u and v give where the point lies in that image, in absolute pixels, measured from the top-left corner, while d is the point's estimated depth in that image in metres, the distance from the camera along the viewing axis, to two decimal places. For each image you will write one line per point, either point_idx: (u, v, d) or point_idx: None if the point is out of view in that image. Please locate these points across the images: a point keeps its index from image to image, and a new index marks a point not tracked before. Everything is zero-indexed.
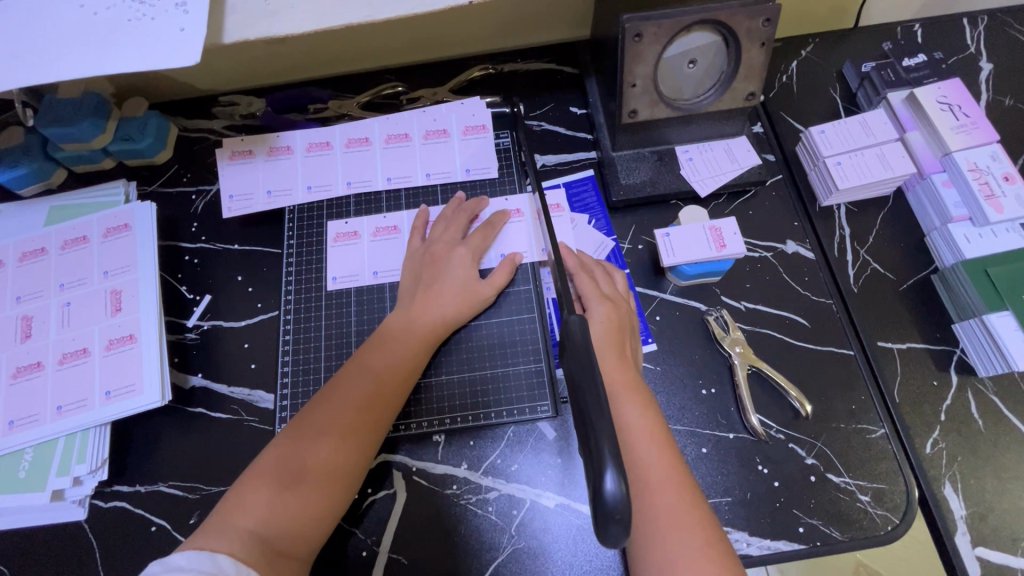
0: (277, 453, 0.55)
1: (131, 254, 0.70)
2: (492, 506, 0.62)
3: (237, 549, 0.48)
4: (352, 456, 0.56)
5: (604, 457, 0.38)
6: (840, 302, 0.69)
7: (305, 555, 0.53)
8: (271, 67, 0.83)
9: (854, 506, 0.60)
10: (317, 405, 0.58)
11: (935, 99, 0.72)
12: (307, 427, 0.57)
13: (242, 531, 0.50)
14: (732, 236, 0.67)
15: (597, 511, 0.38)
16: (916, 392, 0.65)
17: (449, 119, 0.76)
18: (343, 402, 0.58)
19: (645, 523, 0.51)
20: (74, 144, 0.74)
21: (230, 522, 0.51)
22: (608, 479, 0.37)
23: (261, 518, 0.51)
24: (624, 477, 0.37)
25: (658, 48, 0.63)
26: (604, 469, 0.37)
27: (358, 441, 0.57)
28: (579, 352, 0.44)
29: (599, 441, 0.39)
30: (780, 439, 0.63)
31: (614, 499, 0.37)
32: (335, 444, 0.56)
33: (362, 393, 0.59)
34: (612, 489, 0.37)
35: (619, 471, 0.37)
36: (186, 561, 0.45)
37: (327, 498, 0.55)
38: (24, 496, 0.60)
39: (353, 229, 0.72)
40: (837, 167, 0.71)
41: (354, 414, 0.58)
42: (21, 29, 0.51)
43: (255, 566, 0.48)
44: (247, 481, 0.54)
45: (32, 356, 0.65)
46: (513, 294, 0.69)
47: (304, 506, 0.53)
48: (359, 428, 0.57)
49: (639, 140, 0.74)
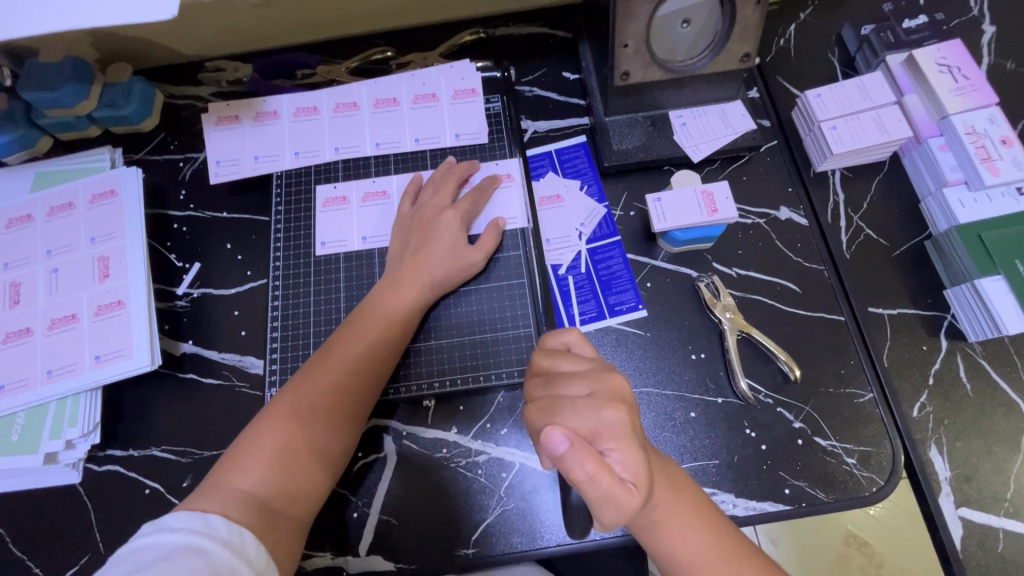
0: (267, 421, 0.55)
1: (118, 220, 0.69)
2: (482, 469, 0.62)
3: (232, 511, 0.49)
4: (345, 416, 0.57)
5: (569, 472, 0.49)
6: (832, 268, 0.69)
7: (302, 517, 0.53)
8: (257, 30, 0.82)
9: (840, 469, 0.61)
10: (306, 372, 0.58)
11: (935, 61, 0.71)
12: (302, 388, 0.57)
13: (237, 492, 0.51)
14: (723, 200, 0.66)
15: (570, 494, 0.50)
16: (906, 357, 0.65)
17: (438, 83, 0.74)
18: (335, 365, 0.58)
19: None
20: (57, 110, 0.74)
21: (225, 486, 0.51)
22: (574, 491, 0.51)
23: (256, 481, 0.52)
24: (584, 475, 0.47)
25: (650, 5, 0.61)
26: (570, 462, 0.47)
27: (350, 403, 0.57)
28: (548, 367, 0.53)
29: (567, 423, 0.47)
30: (768, 404, 0.63)
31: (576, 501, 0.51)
32: (330, 407, 0.56)
33: (354, 355, 0.59)
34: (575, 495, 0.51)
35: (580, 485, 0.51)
36: (177, 521, 0.46)
37: (322, 459, 0.55)
38: (17, 459, 0.61)
39: (344, 194, 0.71)
40: (832, 131, 0.70)
41: (346, 375, 0.58)
42: None
43: (249, 525, 0.49)
44: (241, 444, 0.54)
45: (20, 322, 0.65)
46: (502, 261, 0.68)
47: (299, 465, 0.54)
48: (352, 390, 0.58)
49: (631, 105, 0.72)
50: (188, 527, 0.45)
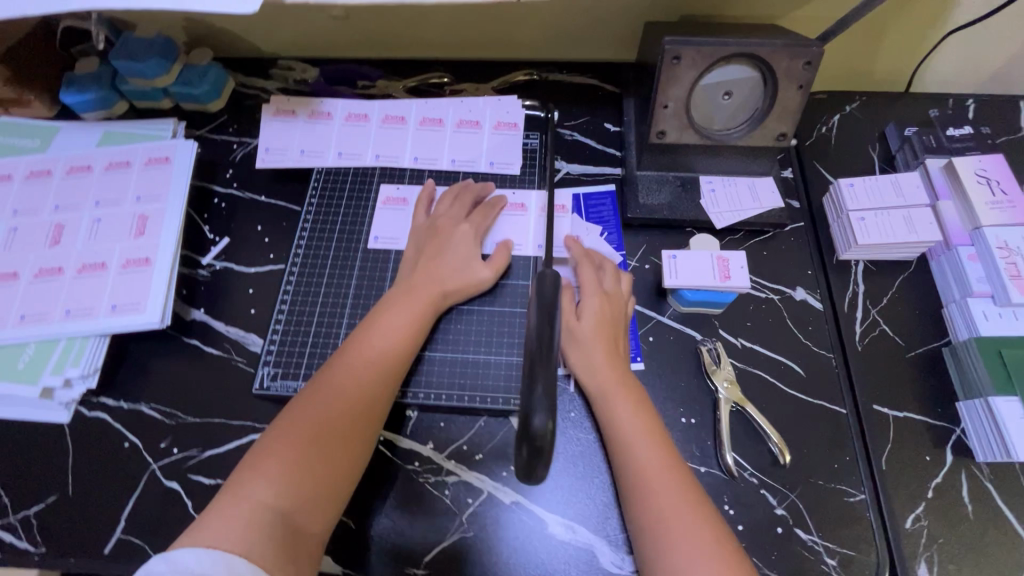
0: (287, 430, 0.54)
1: (165, 185, 0.73)
2: (449, 490, 0.62)
3: (253, 536, 0.48)
4: (362, 425, 0.57)
5: (538, 399, 0.43)
6: (841, 358, 0.67)
7: (321, 534, 0.53)
8: (332, 40, 0.88)
9: (817, 567, 0.57)
10: (324, 378, 0.58)
11: (974, 171, 0.70)
12: (320, 397, 0.57)
13: (251, 508, 0.50)
14: (738, 269, 0.66)
15: (533, 455, 0.42)
16: (906, 464, 0.62)
17: (484, 112, 0.76)
18: (351, 369, 0.59)
19: (651, 531, 0.52)
20: (139, 80, 0.82)
21: (240, 503, 0.50)
22: (537, 417, 0.42)
23: (274, 497, 0.51)
24: (551, 415, 0.43)
25: (694, 73, 0.64)
26: (534, 409, 0.42)
27: (370, 413, 0.57)
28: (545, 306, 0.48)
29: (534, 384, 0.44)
30: (753, 484, 0.61)
31: (539, 431, 0.42)
32: (346, 417, 0.56)
33: (370, 362, 0.59)
34: (538, 423, 0.42)
35: (547, 410, 0.42)
36: (191, 564, 0.45)
37: (336, 475, 0.54)
38: (16, 388, 0.62)
39: (404, 197, 0.74)
40: (859, 222, 0.69)
41: (364, 380, 0.58)
42: None
43: (270, 552, 0.48)
44: (257, 454, 0.53)
45: (55, 260, 0.68)
46: (508, 287, 0.69)
47: (315, 480, 0.53)
48: (372, 399, 0.58)
49: (664, 163, 0.74)
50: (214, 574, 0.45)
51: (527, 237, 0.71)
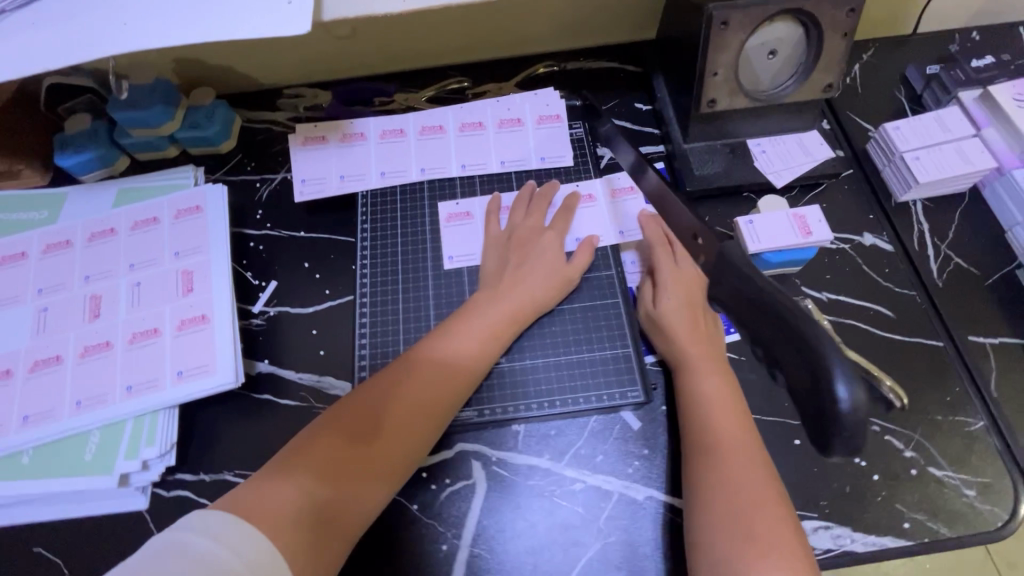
0: (344, 415, 0.53)
1: (203, 235, 0.67)
2: (578, 498, 0.59)
3: (284, 515, 0.46)
4: (417, 430, 0.54)
5: (836, 368, 0.39)
6: (924, 294, 0.68)
7: (350, 534, 0.49)
8: (340, 60, 0.85)
9: (960, 502, 0.57)
10: (391, 372, 0.57)
11: (1012, 97, 0.71)
12: (378, 395, 0.54)
13: (292, 486, 0.48)
14: (817, 223, 0.65)
15: (832, 425, 0.40)
16: (1013, 384, 0.63)
17: (523, 109, 0.74)
18: (421, 368, 0.57)
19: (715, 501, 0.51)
20: (142, 129, 0.75)
21: (285, 480, 0.48)
22: (841, 391, 0.39)
23: (318, 481, 0.49)
24: (853, 384, 0.39)
25: (743, 36, 0.64)
26: (837, 384, 0.39)
27: (426, 419, 0.55)
28: (733, 271, 0.45)
29: (824, 357, 0.40)
30: (876, 432, 0.60)
31: (850, 405, 0.39)
32: (397, 426, 0.53)
33: (439, 364, 0.57)
34: (846, 397, 0.39)
35: (850, 381, 0.39)
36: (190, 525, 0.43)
37: (372, 480, 0.51)
38: (90, 480, 0.57)
39: (466, 210, 0.70)
40: (914, 160, 0.71)
41: (420, 391, 0.55)
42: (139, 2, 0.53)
43: (296, 536, 0.45)
44: (297, 448, 0.51)
45: (100, 335, 0.62)
46: (594, 280, 0.66)
47: (348, 480, 0.50)
48: (424, 410, 0.55)
49: (712, 132, 0.74)
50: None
51: (605, 226, 0.68)
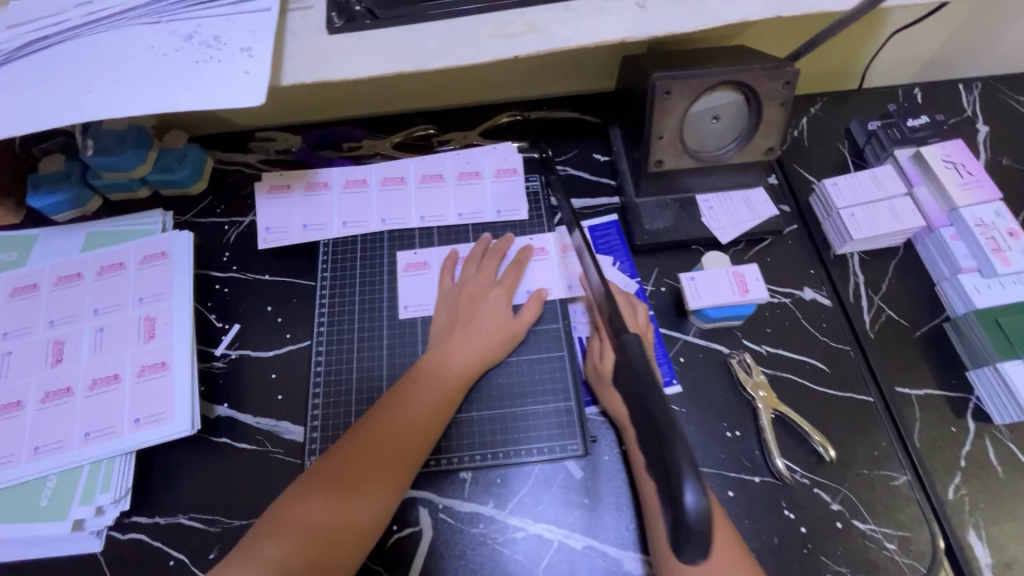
0: (313, 487, 0.55)
1: (167, 281, 0.70)
2: (520, 546, 0.61)
3: None
4: (387, 488, 0.56)
5: (683, 476, 0.39)
6: (858, 348, 0.71)
7: None
8: (310, 105, 0.87)
9: (881, 554, 0.60)
10: (355, 435, 0.59)
11: (941, 158, 0.76)
12: (342, 461, 0.57)
13: (269, 567, 0.51)
14: (754, 281, 0.69)
15: (684, 532, 0.39)
16: (936, 437, 0.66)
17: (482, 162, 0.78)
18: (382, 427, 0.59)
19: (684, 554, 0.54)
20: (114, 172, 0.77)
21: (261, 562, 0.51)
22: (689, 497, 0.38)
23: (293, 558, 0.51)
24: (702, 491, 0.39)
25: (685, 103, 0.67)
26: (683, 488, 0.39)
27: (393, 477, 0.57)
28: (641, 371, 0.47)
29: (675, 459, 0.40)
30: (805, 484, 0.63)
31: (694, 511, 0.38)
32: (357, 491, 0.55)
33: (401, 421, 0.59)
34: (692, 503, 0.38)
35: (698, 488, 0.39)
36: None
37: (356, 533, 0.54)
38: (44, 526, 0.59)
39: (423, 260, 0.73)
40: (850, 218, 0.74)
41: (390, 443, 0.58)
42: (104, 71, 0.56)
43: None
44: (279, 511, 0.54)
45: (61, 380, 0.64)
46: (541, 332, 0.69)
47: (333, 537, 0.53)
48: (383, 473, 0.57)
49: (662, 187, 0.77)
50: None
51: (555, 280, 0.72)
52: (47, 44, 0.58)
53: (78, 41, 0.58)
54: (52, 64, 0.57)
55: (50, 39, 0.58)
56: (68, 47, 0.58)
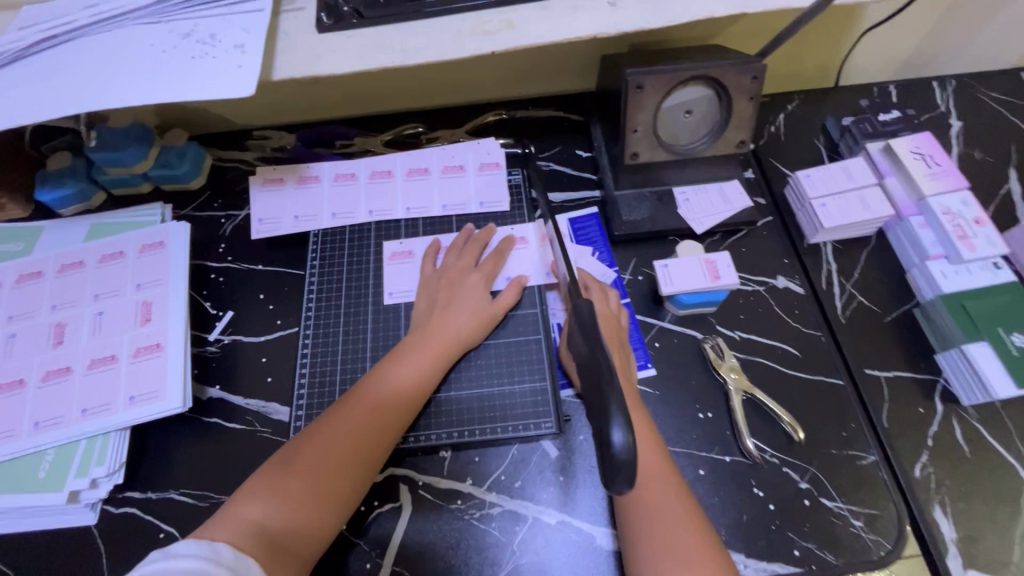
0: (299, 451, 0.57)
1: (164, 269, 0.73)
2: (496, 522, 0.63)
3: (241, 542, 0.50)
4: (369, 457, 0.59)
5: (613, 414, 0.45)
6: (829, 334, 0.73)
7: (307, 556, 0.54)
8: (305, 104, 0.91)
9: (848, 531, 0.62)
10: (342, 406, 0.61)
11: (909, 150, 0.78)
12: (328, 428, 0.59)
13: (250, 520, 0.52)
14: (726, 268, 0.71)
15: (609, 467, 0.44)
16: (904, 418, 0.68)
17: (466, 156, 0.81)
18: (367, 401, 0.61)
19: (646, 524, 0.56)
20: (117, 168, 0.81)
21: (242, 514, 0.52)
22: (616, 433, 0.44)
23: (274, 512, 0.53)
24: (629, 431, 0.44)
25: (657, 97, 0.70)
26: (613, 425, 0.44)
27: (376, 446, 0.60)
28: (589, 329, 0.51)
29: (609, 400, 0.45)
30: (774, 464, 0.65)
31: (620, 446, 0.44)
32: (340, 456, 0.58)
33: (386, 395, 0.62)
34: (618, 439, 0.44)
35: (625, 427, 0.44)
36: (186, 549, 0.46)
37: (339, 498, 0.57)
38: (41, 496, 0.61)
39: (408, 248, 0.77)
40: (822, 208, 0.77)
41: (376, 417, 0.61)
42: (107, 68, 0.60)
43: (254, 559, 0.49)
44: (260, 478, 0.56)
45: (62, 360, 0.68)
46: (520, 317, 0.72)
47: (315, 506, 0.55)
48: (368, 441, 0.59)
49: (639, 180, 0.80)
50: (196, 553, 0.46)
51: (534, 266, 0.75)
52: (55, 43, 0.62)
53: (84, 41, 0.62)
54: (59, 62, 0.61)
55: (59, 39, 0.62)
56: (75, 46, 0.62)
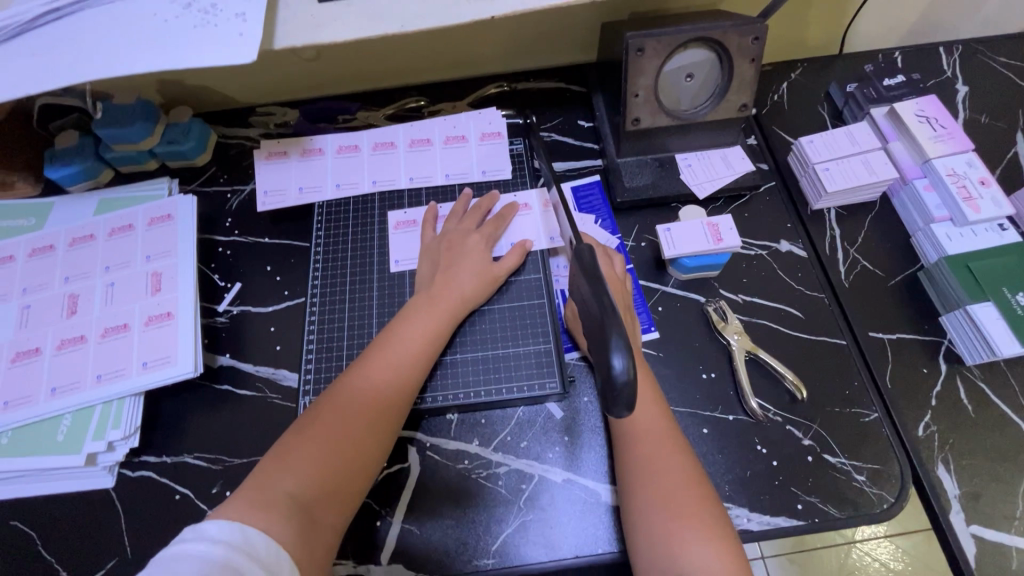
0: (319, 422, 0.57)
1: (173, 241, 0.75)
2: (502, 480, 0.64)
3: (274, 515, 0.50)
4: (386, 421, 0.60)
5: (615, 344, 0.47)
6: (832, 296, 0.73)
7: (338, 523, 0.54)
8: (307, 80, 0.92)
9: (851, 486, 0.62)
10: (355, 374, 0.62)
11: (914, 113, 0.78)
12: (343, 396, 0.59)
13: (279, 493, 0.52)
14: (728, 231, 0.71)
15: (610, 392, 0.47)
16: (908, 378, 0.68)
17: (468, 127, 0.82)
18: (377, 366, 0.62)
19: (646, 477, 0.56)
20: (124, 145, 0.82)
21: (270, 487, 0.52)
22: (618, 362, 0.46)
23: (301, 483, 0.53)
24: (630, 360, 0.46)
25: (658, 61, 0.70)
26: (614, 356, 0.46)
27: (392, 410, 0.60)
28: (592, 275, 0.52)
29: (611, 334, 0.47)
30: (778, 422, 0.66)
31: (621, 373, 0.46)
32: (359, 423, 0.58)
33: (396, 359, 0.63)
34: (620, 366, 0.46)
35: (626, 356, 0.46)
36: (217, 531, 0.46)
37: (364, 465, 0.57)
38: (60, 459, 0.63)
39: (413, 217, 0.78)
40: (825, 172, 0.76)
41: (389, 382, 0.61)
42: (111, 38, 0.61)
43: (290, 528, 0.50)
44: (283, 450, 0.56)
45: (76, 329, 0.69)
46: (523, 282, 0.73)
47: (341, 473, 0.55)
48: (383, 406, 0.60)
49: (641, 148, 0.80)
50: (227, 540, 0.46)
51: (537, 232, 0.75)
52: (59, 15, 0.62)
53: (88, 12, 0.63)
54: (64, 33, 0.61)
55: (62, 11, 0.62)
56: (78, 18, 0.62)
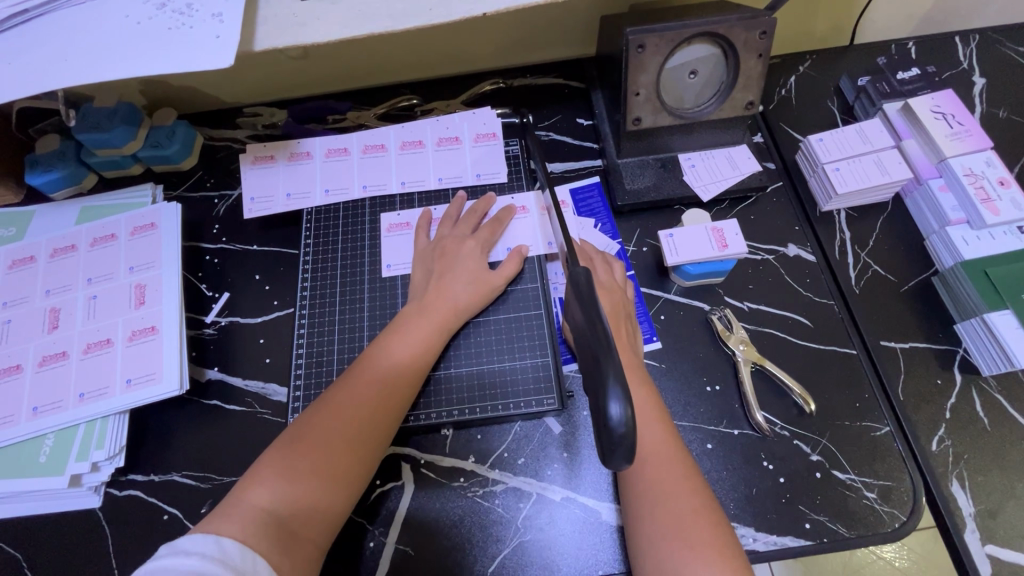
0: (303, 434, 0.55)
1: (156, 251, 0.72)
2: (499, 499, 0.62)
3: (250, 533, 0.48)
4: (373, 435, 0.57)
5: (611, 387, 0.43)
6: (842, 303, 0.70)
7: (320, 541, 0.52)
8: (295, 79, 0.88)
9: (861, 503, 0.60)
10: (343, 385, 0.59)
11: (930, 109, 0.74)
12: (330, 408, 0.57)
13: (257, 507, 0.50)
14: (734, 236, 0.68)
15: (605, 438, 0.43)
16: (920, 390, 0.65)
17: (461, 127, 0.78)
18: (367, 377, 0.60)
19: (650, 501, 0.54)
20: (107, 150, 0.79)
21: (249, 502, 0.50)
22: (614, 407, 0.43)
23: (281, 498, 0.51)
24: (628, 403, 0.43)
25: (660, 58, 0.66)
26: (610, 400, 0.43)
27: (379, 425, 0.58)
28: (586, 303, 0.49)
29: (605, 374, 0.44)
30: (785, 436, 0.63)
31: (618, 420, 0.42)
32: (345, 436, 0.56)
33: (386, 370, 0.61)
34: (616, 413, 0.42)
35: (624, 399, 0.43)
36: (191, 545, 0.44)
37: (348, 480, 0.55)
38: (43, 480, 0.61)
39: (406, 220, 0.75)
40: (836, 173, 0.73)
41: (377, 394, 0.59)
42: (81, 42, 0.57)
43: (266, 547, 0.47)
44: (265, 462, 0.54)
45: (57, 345, 0.67)
46: (520, 292, 0.70)
47: (324, 488, 0.53)
48: (370, 420, 0.57)
49: (643, 148, 0.77)
50: (203, 552, 0.44)
51: (535, 237, 0.72)
52: (27, 18, 0.59)
53: (57, 14, 0.59)
54: (32, 37, 0.58)
55: (30, 13, 0.59)
56: (48, 21, 0.59)
